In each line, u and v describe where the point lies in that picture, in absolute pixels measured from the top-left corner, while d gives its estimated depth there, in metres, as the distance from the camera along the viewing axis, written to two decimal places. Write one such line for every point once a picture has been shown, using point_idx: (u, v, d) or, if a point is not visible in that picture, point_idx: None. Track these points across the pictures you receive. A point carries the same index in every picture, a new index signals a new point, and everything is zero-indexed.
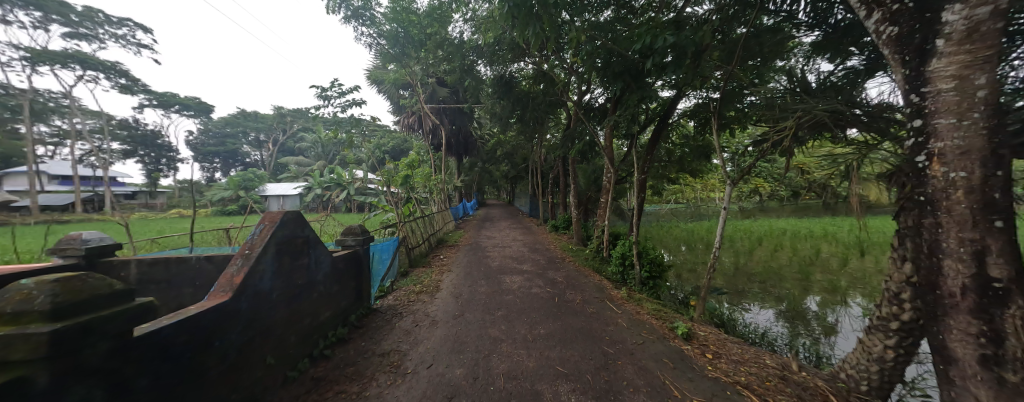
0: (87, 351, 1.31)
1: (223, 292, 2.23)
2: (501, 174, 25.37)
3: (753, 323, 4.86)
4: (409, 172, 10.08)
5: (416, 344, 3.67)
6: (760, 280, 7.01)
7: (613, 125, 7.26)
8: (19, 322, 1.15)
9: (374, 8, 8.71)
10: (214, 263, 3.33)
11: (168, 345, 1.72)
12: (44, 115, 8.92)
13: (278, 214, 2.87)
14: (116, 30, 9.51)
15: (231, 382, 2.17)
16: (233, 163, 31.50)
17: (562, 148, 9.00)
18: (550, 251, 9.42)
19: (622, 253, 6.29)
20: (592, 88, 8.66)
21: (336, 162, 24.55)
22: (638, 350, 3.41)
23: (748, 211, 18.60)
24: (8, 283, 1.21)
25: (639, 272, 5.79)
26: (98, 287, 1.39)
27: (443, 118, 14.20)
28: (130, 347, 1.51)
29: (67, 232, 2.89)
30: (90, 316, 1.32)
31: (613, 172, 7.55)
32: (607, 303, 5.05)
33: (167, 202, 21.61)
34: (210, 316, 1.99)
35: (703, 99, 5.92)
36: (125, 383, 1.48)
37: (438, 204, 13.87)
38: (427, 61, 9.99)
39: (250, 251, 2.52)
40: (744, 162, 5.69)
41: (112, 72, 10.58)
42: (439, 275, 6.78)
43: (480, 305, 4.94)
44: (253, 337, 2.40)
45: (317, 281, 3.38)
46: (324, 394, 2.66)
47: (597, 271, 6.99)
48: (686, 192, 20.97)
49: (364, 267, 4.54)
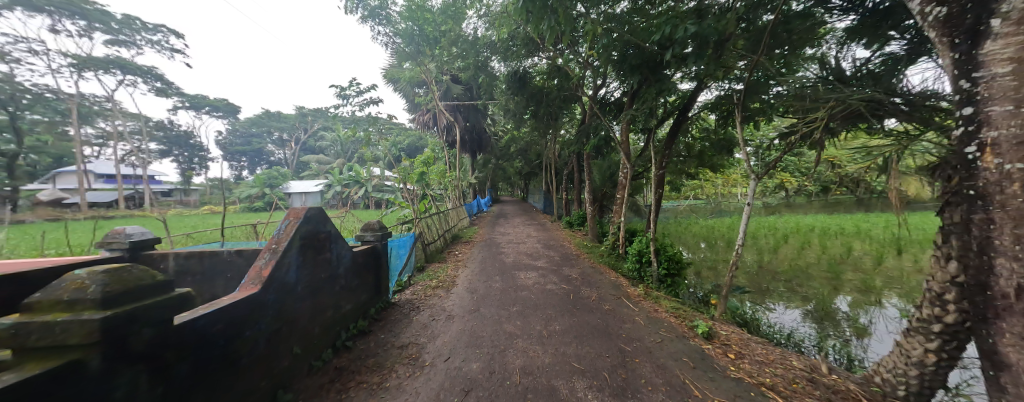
0: (133, 337, 1.41)
1: (253, 284, 2.34)
2: (516, 170, 25.39)
3: (778, 324, 4.69)
4: (425, 169, 10.27)
5: (433, 338, 3.75)
6: (785, 279, 6.74)
7: (630, 119, 7.12)
8: (74, 309, 1.26)
9: (390, 7, 8.90)
10: (243, 257, 3.50)
11: (203, 333, 1.80)
12: (89, 118, 9.59)
13: (302, 210, 2.98)
14: (152, 36, 10.09)
15: (261, 370, 2.29)
16: (258, 162, 32.89)
17: (577, 143, 8.91)
18: (564, 248, 9.41)
19: (639, 250, 6.18)
20: (607, 82, 8.54)
21: (353, 159, 25.14)
22: (656, 349, 3.35)
23: (772, 208, 17.79)
24: (64, 274, 1.32)
25: (657, 270, 5.71)
26: (142, 278, 1.49)
27: (456, 115, 14.34)
28: (171, 335, 1.61)
29: (111, 227, 3.10)
30: (138, 304, 1.42)
31: (629, 167, 7.44)
32: (623, 300, 4.98)
33: (199, 199, 22.87)
34: (242, 306, 2.10)
35: (726, 90, 5.72)
36: (166, 368, 1.59)
37: (453, 200, 14.05)
38: (442, 59, 10.11)
39: (277, 246, 2.64)
40: (768, 156, 5.45)
41: (150, 76, 11.27)
42: (455, 270, 6.89)
43: (496, 300, 5.00)
44: (280, 327, 2.52)
45: (339, 275, 3.50)
46: (346, 384, 2.76)
47: (613, 267, 6.92)
48: (706, 188, 20.36)
49: (383, 262, 4.65)
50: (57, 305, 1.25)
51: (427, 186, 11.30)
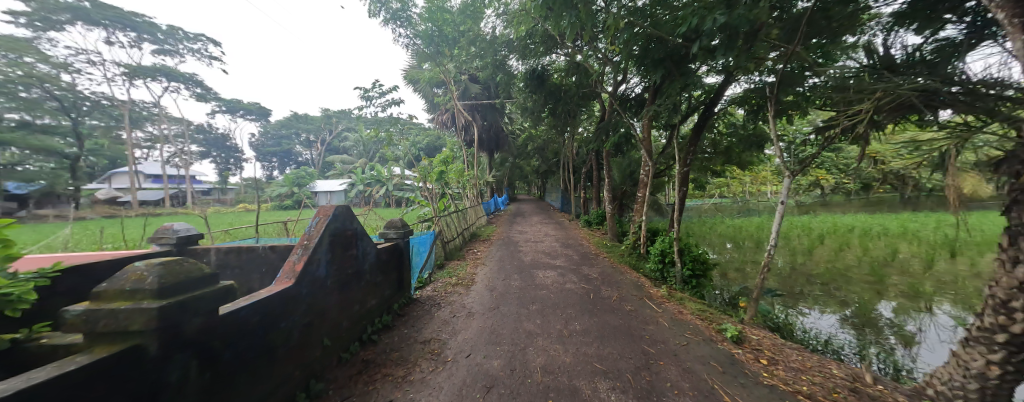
0: (185, 325, 1.52)
1: (288, 277, 2.47)
2: (533, 169, 25.32)
3: (814, 329, 4.44)
4: (444, 168, 10.41)
5: (455, 334, 3.81)
6: (821, 282, 6.36)
7: (652, 115, 6.93)
8: (134, 298, 1.36)
9: (411, 9, 9.12)
10: (276, 252, 3.69)
11: (244, 323, 1.92)
12: (139, 122, 10.40)
13: (331, 208, 3.11)
14: (193, 45, 10.82)
15: (296, 360, 2.41)
16: (288, 162, 34.66)
17: (596, 141, 8.77)
18: (583, 247, 9.30)
19: (662, 250, 6.01)
20: (628, 77, 8.34)
21: (375, 159, 25.86)
22: (682, 352, 3.25)
23: (805, 207, 16.76)
24: (126, 265, 1.43)
25: (681, 270, 5.54)
26: (192, 271, 1.60)
27: (474, 115, 14.46)
28: (216, 325, 1.72)
29: (161, 224, 3.34)
30: (187, 295, 1.52)
31: (651, 165, 7.25)
32: (645, 300, 4.87)
33: (235, 197, 24.29)
34: (278, 299, 2.22)
35: (757, 84, 5.45)
36: (214, 355, 1.71)
37: (472, 199, 14.20)
38: (460, 59, 10.24)
39: (308, 241, 2.76)
40: (802, 151, 5.15)
41: (191, 82, 12.08)
42: (474, 268, 6.96)
43: (515, 299, 5.01)
44: (312, 319, 2.64)
45: (365, 271, 3.62)
46: (373, 376, 2.87)
47: (634, 267, 6.77)
48: (733, 186, 19.50)
49: (405, 259, 4.76)
50: (120, 294, 1.35)
51: (446, 185, 11.47)
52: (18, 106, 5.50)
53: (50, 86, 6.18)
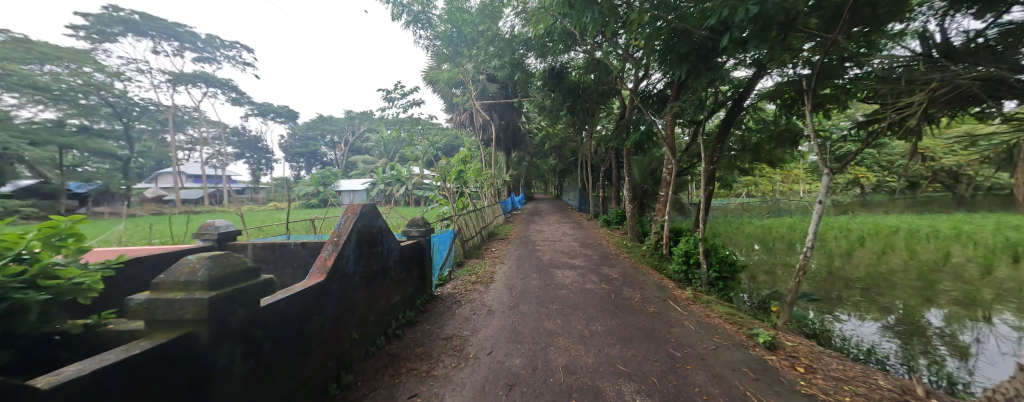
0: (232, 315, 1.62)
1: (320, 272, 2.58)
2: (550, 168, 25.17)
3: (854, 337, 4.17)
4: (463, 167, 10.52)
5: (476, 331, 3.86)
6: (861, 287, 5.96)
7: (676, 112, 6.73)
8: (188, 289, 1.47)
9: (431, 11, 9.28)
10: (307, 248, 3.86)
11: (282, 315, 2.02)
12: (181, 125, 11.15)
13: (358, 206, 3.21)
14: (229, 52, 11.50)
15: (327, 352, 2.51)
16: (314, 162, 36.17)
17: (616, 139, 8.61)
18: (602, 247, 9.16)
19: (686, 251, 5.84)
20: (649, 73, 8.13)
21: (395, 159, 26.51)
22: (711, 357, 3.15)
23: (843, 207, 15.74)
24: (180, 258, 1.54)
25: (707, 272, 5.35)
26: (236, 264, 1.70)
27: (492, 114, 14.54)
28: (258, 316, 1.82)
29: (204, 221, 3.56)
30: (233, 287, 1.62)
31: (675, 163, 7.03)
32: (669, 302, 4.74)
33: (266, 196, 25.58)
34: (312, 293, 2.32)
35: (791, 77, 5.17)
36: (256, 344, 1.80)
37: (489, 198, 14.29)
38: (479, 59, 10.32)
39: (338, 238, 2.87)
40: (842, 147, 4.85)
41: (227, 88, 12.84)
42: (493, 266, 7.01)
43: (534, 298, 5.00)
44: (342, 313, 2.74)
45: (389, 267, 3.72)
46: (398, 370, 2.95)
47: (656, 268, 6.60)
48: (762, 185, 18.57)
49: (426, 256, 4.86)
50: (176, 285, 1.46)
51: (465, 184, 11.59)
52: (78, 112, 6.00)
53: (105, 93, 6.70)
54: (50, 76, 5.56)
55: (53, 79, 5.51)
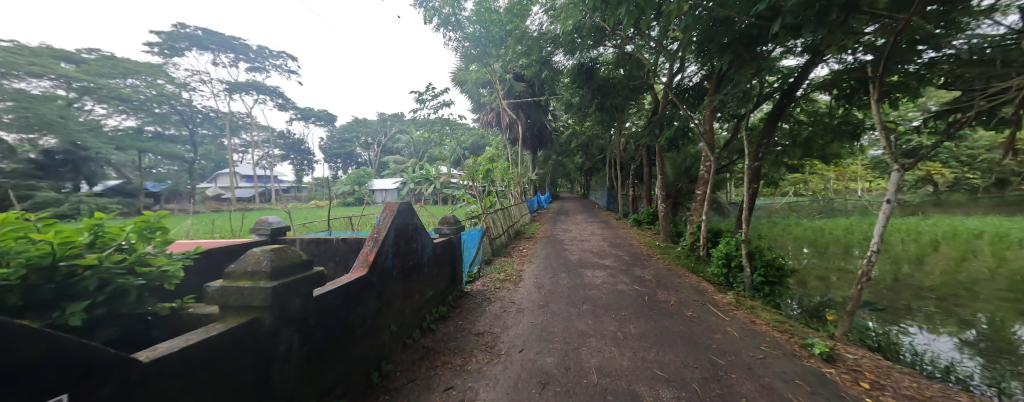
0: (291, 303, 1.75)
1: (362, 266, 2.71)
2: (577, 166, 24.73)
3: (928, 352, 3.71)
4: (490, 166, 10.60)
5: (507, 328, 3.89)
6: (934, 297, 5.30)
7: (716, 105, 6.34)
8: (254, 278, 1.60)
9: (460, 13, 9.44)
10: (349, 244, 4.08)
11: (331, 305, 2.14)
12: (236, 130, 12.21)
13: (396, 204, 3.34)
14: (275, 61, 12.43)
15: (369, 343, 2.64)
16: (350, 163, 38.15)
17: (648, 135, 8.27)
18: (633, 247, 8.86)
19: (727, 253, 5.50)
20: (685, 66, 7.74)
21: (425, 158, 27.26)
22: (758, 366, 2.94)
23: (910, 207, 14.05)
24: (247, 251, 1.69)
25: (750, 276, 5.00)
26: (294, 257, 1.83)
27: (520, 113, 14.50)
28: (311, 305, 1.95)
29: (259, 217, 3.87)
30: (292, 278, 1.75)
31: (714, 160, 6.63)
32: (709, 307, 4.49)
33: (308, 195, 27.38)
34: (356, 286, 2.45)
35: (850, 64, 4.70)
36: (310, 331, 1.94)
37: (516, 197, 14.30)
38: (506, 58, 10.36)
39: (378, 234, 3.01)
40: (915, 140, 4.32)
41: (274, 94, 13.89)
42: (521, 265, 7.01)
43: (564, 297, 4.95)
44: (382, 306, 2.87)
45: (423, 263, 3.84)
46: (433, 363, 3.04)
47: (693, 270, 6.26)
48: (813, 183, 17.02)
49: (457, 254, 4.95)
50: (244, 274, 1.61)
51: (491, 183, 11.67)
52: (153, 120, 6.70)
53: (173, 103, 7.47)
54: (131, 88, 6.32)
55: (133, 91, 6.25)
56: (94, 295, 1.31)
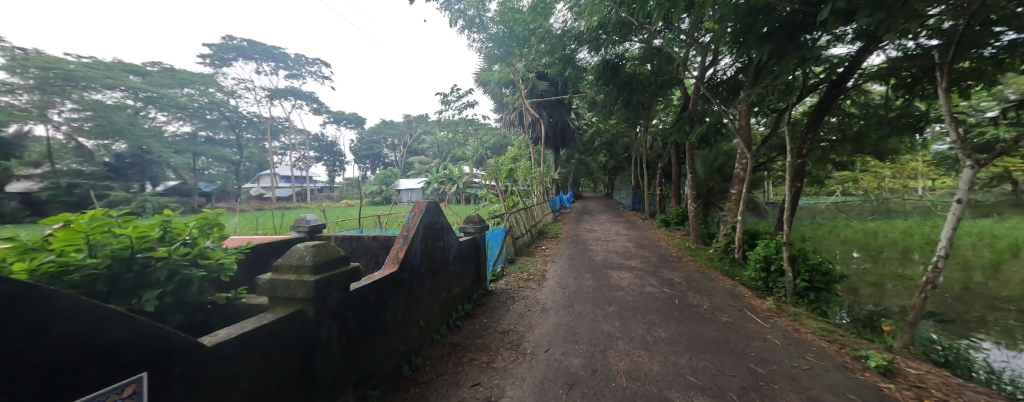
0: (331, 296, 1.85)
1: (393, 263, 2.81)
2: (602, 165, 24.23)
3: (1007, 371, 3.29)
4: (513, 166, 10.62)
5: (532, 327, 3.88)
6: (1014, 309, 4.69)
7: (753, 99, 5.98)
8: (298, 273, 1.71)
9: (484, 14, 9.54)
10: (380, 242, 4.25)
11: (366, 299, 2.24)
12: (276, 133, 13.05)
13: (424, 203, 3.42)
14: (311, 67, 13.17)
15: (400, 337, 2.73)
16: (378, 164, 39.68)
17: (677, 132, 7.94)
18: (660, 248, 8.55)
19: (766, 256, 5.18)
20: (718, 58, 7.36)
21: (449, 159, 27.71)
22: (804, 377, 2.74)
23: (984, 207, 12.51)
24: (291, 246, 1.79)
25: (792, 281, 4.67)
26: (334, 252, 1.93)
27: (543, 112, 14.41)
28: (349, 299, 2.04)
29: (299, 215, 4.13)
30: (332, 272, 1.84)
31: (751, 157, 6.25)
32: (746, 312, 4.25)
33: (339, 194, 28.77)
34: (387, 281, 2.54)
35: (912, 50, 4.26)
36: (348, 323, 2.04)
37: (539, 196, 14.22)
38: (529, 57, 10.34)
39: (407, 232, 3.10)
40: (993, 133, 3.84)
41: (310, 99, 14.71)
42: (544, 264, 6.98)
43: (589, 298, 4.86)
44: (411, 301, 2.96)
45: (450, 261, 3.91)
46: (461, 359, 3.10)
47: (727, 274, 5.93)
48: (864, 181, 15.62)
49: (482, 253, 5.00)
50: (290, 268, 1.72)
51: (514, 183, 11.69)
52: (205, 126, 7.37)
53: (221, 109, 8.10)
54: (186, 96, 6.95)
55: (189, 99, 6.89)
56: (164, 285, 1.46)
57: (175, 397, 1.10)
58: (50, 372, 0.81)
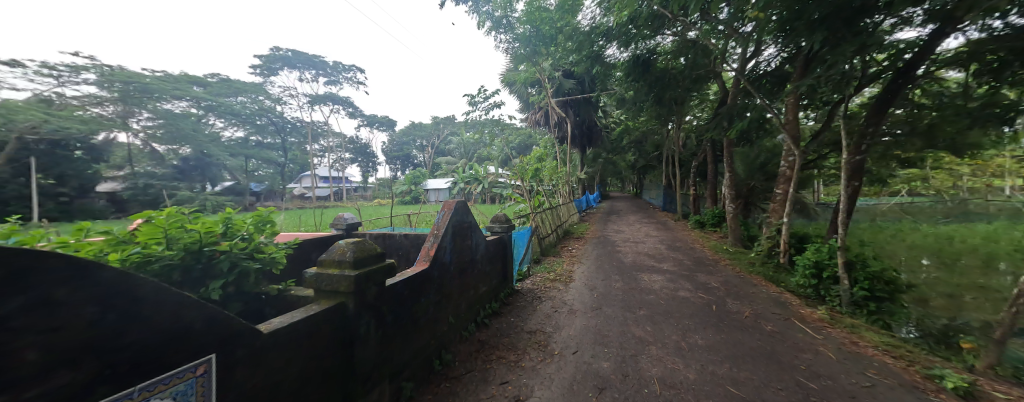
0: (369, 291, 1.94)
1: (424, 260, 2.89)
2: (631, 164, 23.49)
3: None
4: (539, 166, 10.56)
5: (559, 328, 3.84)
6: None
7: (801, 91, 5.52)
8: (340, 268, 1.80)
9: (511, 15, 9.57)
10: (412, 239, 4.39)
11: (400, 295, 2.32)
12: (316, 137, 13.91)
13: (453, 202, 3.48)
14: (347, 73, 13.91)
15: (431, 332, 2.81)
16: (408, 165, 41.11)
17: (715, 128, 7.50)
18: (694, 251, 8.13)
19: (817, 262, 4.77)
20: (761, 48, 6.87)
21: (474, 159, 28.10)
22: (864, 396, 2.49)
23: None
24: (334, 242, 1.89)
25: (848, 289, 4.26)
26: (371, 249, 2.01)
27: (569, 111, 14.21)
28: (384, 294, 2.13)
29: (337, 214, 4.37)
30: (370, 268, 1.93)
31: (799, 154, 5.77)
32: (794, 321, 3.93)
33: (372, 194, 30.11)
34: (419, 278, 2.61)
35: (999, 30, 3.74)
36: (383, 317, 2.12)
37: (564, 196, 14.00)
38: (556, 55, 10.23)
39: (437, 231, 3.17)
40: None
41: (346, 104, 15.54)
42: (571, 265, 6.88)
43: (619, 301, 4.73)
44: (441, 298, 3.03)
45: (477, 260, 3.96)
46: (489, 356, 3.13)
47: (772, 280, 5.50)
48: (934, 180, 13.91)
49: (508, 252, 5.02)
50: (332, 263, 1.82)
51: (540, 183, 11.62)
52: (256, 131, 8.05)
53: None
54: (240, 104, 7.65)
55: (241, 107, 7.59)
56: (227, 275, 1.61)
57: (237, 378, 1.21)
58: (143, 349, 0.93)
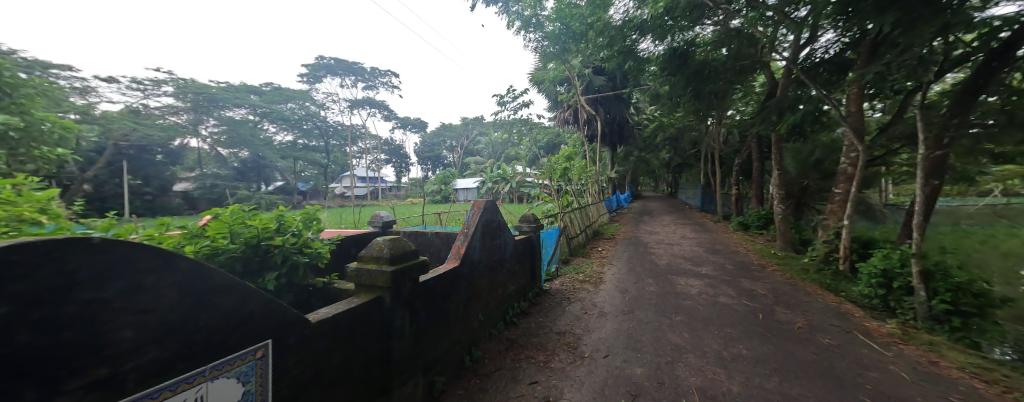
0: (404, 287, 2.02)
1: (455, 258, 2.95)
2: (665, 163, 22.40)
3: None
4: (568, 165, 10.40)
5: (589, 330, 3.76)
6: None
7: (864, 79, 4.97)
8: (378, 264, 1.89)
9: (540, 13, 9.51)
10: (444, 238, 4.51)
11: (432, 291, 2.38)
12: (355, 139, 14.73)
13: (482, 201, 3.52)
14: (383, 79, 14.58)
15: (461, 329, 2.86)
16: (439, 165, 42.24)
17: (761, 123, 6.94)
18: (736, 255, 7.59)
19: (885, 270, 4.25)
20: (815, 34, 6.27)
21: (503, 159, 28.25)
22: None
23: None
24: (372, 239, 1.99)
25: (925, 301, 3.75)
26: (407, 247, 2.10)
27: (600, 108, 13.85)
28: (417, 290, 2.20)
29: (374, 212, 4.59)
30: (405, 265, 2.00)
31: (862, 148, 5.18)
32: (855, 335, 3.54)
33: (405, 193, 31.29)
34: (450, 275, 2.68)
35: None
36: (416, 312, 2.19)
37: (594, 196, 13.64)
38: (586, 52, 10.02)
39: (467, 229, 3.23)
40: None
41: (382, 107, 16.30)
42: (601, 266, 6.71)
43: (652, 305, 4.54)
44: (471, 295, 3.08)
45: (506, 259, 3.97)
46: (518, 355, 3.14)
47: (829, 289, 4.99)
48: None
49: (537, 252, 4.99)
50: (371, 259, 1.92)
51: (569, 182, 11.43)
52: None
53: None
54: None
55: None
56: (280, 268, 1.75)
57: (289, 362, 1.32)
58: (214, 333, 1.03)
